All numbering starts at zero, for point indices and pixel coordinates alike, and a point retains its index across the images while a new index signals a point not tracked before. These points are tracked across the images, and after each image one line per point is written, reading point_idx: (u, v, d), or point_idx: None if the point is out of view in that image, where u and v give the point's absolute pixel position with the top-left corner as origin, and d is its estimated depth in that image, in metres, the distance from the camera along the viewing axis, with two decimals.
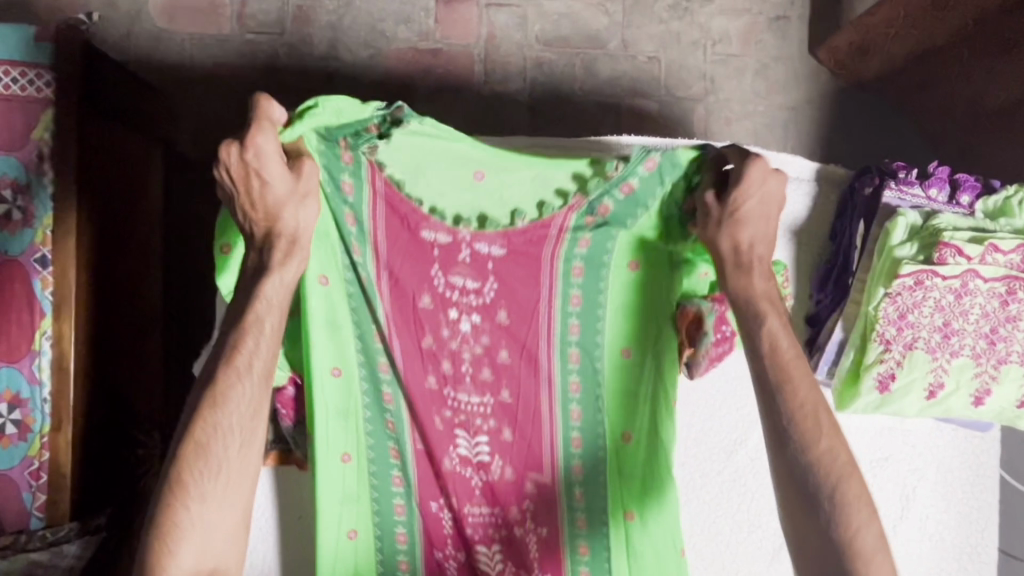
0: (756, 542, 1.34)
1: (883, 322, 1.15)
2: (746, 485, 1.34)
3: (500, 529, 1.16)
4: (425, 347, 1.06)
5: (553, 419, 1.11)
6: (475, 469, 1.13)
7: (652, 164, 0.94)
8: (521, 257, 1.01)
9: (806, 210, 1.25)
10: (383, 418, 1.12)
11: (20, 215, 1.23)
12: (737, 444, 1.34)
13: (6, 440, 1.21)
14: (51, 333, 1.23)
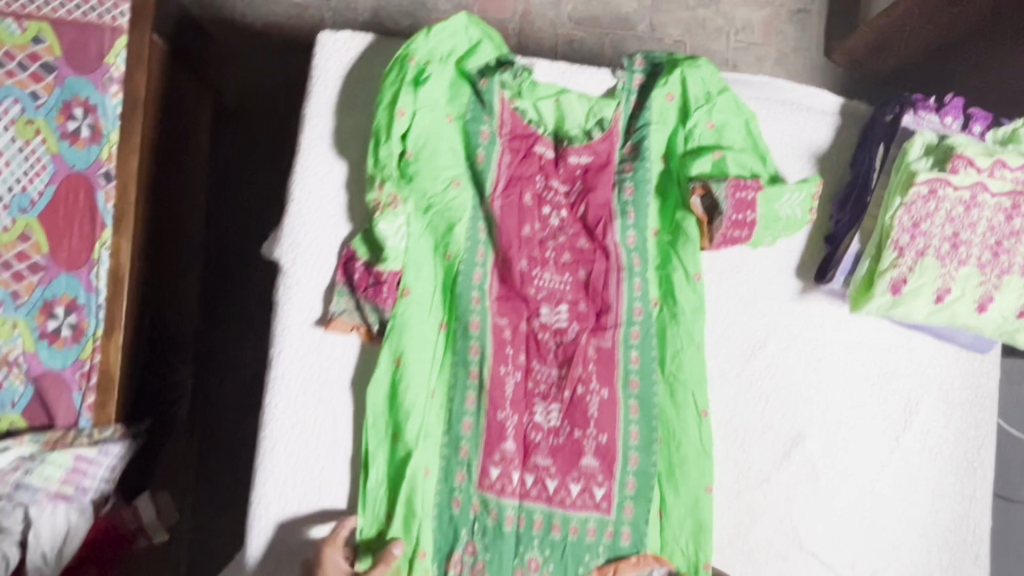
0: (764, 448, 1.19)
1: (898, 230, 1.15)
2: (766, 389, 1.20)
3: (564, 392, 1.19)
4: (524, 231, 1.22)
5: (621, 296, 1.21)
6: (548, 333, 1.20)
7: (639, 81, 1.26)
8: (603, 168, 1.24)
9: (828, 139, 1.28)
10: (473, 287, 1.20)
11: (88, 132, 1.30)
12: (755, 347, 1.21)
13: (61, 341, 1.28)
14: (110, 245, 1.30)
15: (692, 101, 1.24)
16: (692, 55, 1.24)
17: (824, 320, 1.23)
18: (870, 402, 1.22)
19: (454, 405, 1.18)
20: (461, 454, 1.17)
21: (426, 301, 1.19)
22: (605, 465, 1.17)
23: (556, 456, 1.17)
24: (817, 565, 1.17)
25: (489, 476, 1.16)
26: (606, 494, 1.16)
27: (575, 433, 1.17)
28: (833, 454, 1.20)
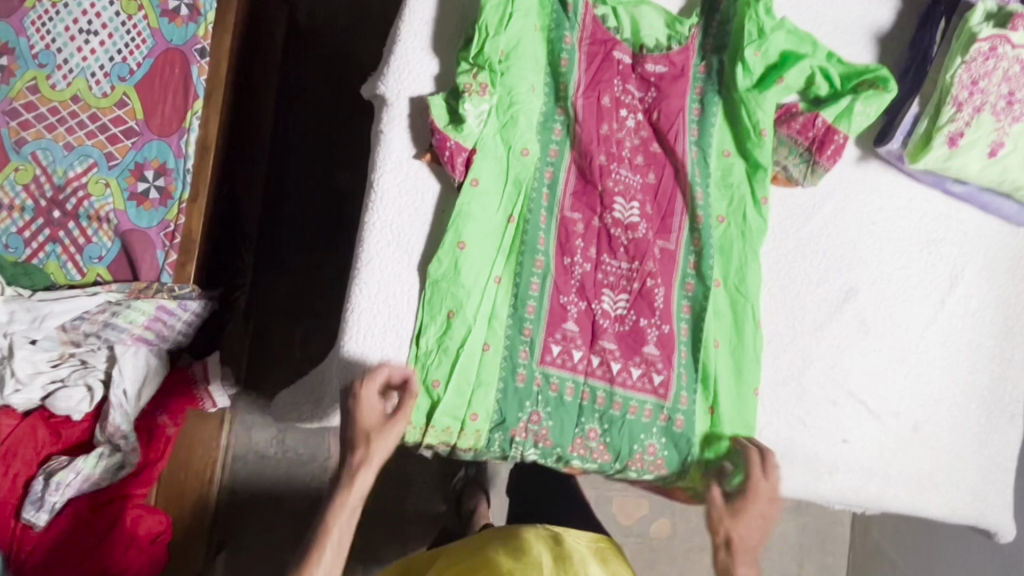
0: (814, 303, 1.04)
1: (957, 86, 0.95)
2: (826, 248, 1.05)
3: (633, 283, 1.01)
4: (602, 131, 1.01)
5: (687, 194, 1.02)
6: (622, 229, 1.01)
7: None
8: (679, 79, 1.03)
9: (891, 18, 1.07)
10: (545, 183, 1.00)
11: (187, 11, 1.40)
12: (815, 206, 1.05)
13: (148, 203, 1.36)
14: (200, 114, 1.38)
15: (743, 39, 1.01)
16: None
17: (882, 186, 1.06)
18: (917, 265, 1.06)
19: (518, 287, 0.99)
20: (525, 333, 0.99)
21: (494, 192, 0.99)
22: (665, 353, 1.00)
23: (620, 340, 1.00)
24: (865, 415, 1.03)
25: (550, 355, 0.99)
26: (665, 381, 1.00)
27: (639, 321, 1.00)
28: (882, 311, 1.05)
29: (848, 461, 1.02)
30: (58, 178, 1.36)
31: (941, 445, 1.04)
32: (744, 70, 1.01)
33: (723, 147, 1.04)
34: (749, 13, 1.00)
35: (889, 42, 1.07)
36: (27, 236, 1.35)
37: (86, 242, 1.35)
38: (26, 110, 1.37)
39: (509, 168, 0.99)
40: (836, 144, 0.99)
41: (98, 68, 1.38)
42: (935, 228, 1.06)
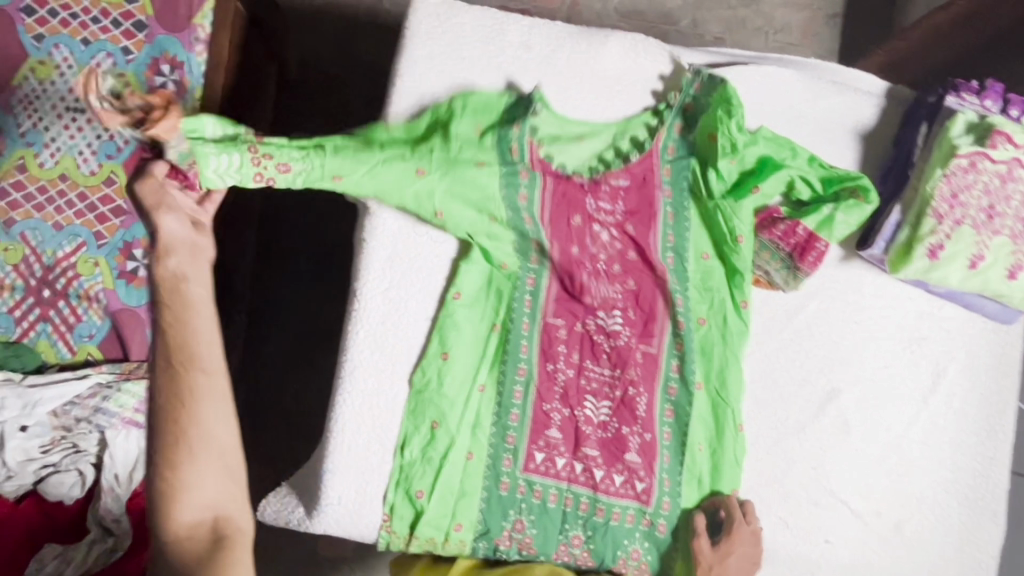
0: (796, 404, 1.06)
1: (937, 199, 0.95)
2: (807, 350, 1.06)
3: (615, 390, 1.03)
4: (575, 247, 1.03)
5: (664, 301, 1.04)
6: (604, 336, 1.04)
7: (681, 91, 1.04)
8: (648, 188, 1.05)
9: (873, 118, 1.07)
10: (526, 291, 1.04)
11: (173, 87, 1.36)
12: (797, 308, 1.06)
13: (138, 281, 1.36)
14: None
15: (716, 152, 1.01)
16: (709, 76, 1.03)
17: (865, 287, 1.07)
18: (899, 364, 1.07)
19: (500, 401, 1.02)
20: (508, 441, 1.01)
21: (476, 305, 1.04)
22: (647, 460, 1.02)
23: (602, 446, 1.02)
24: (847, 514, 1.05)
25: (532, 462, 1.01)
26: (647, 488, 1.02)
27: (620, 428, 1.02)
28: (866, 413, 1.06)
29: (830, 562, 1.04)
30: (47, 258, 1.36)
31: (924, 543, 1.05)
32: (716, 175, 1.02)
33: (700, 249, 1.06)
34: (723, 127, 1.00)
35: (873, 138, 1.07)
36: (18, 315, 1.35)
37: (75, 321, 1.36)
38: (14, 189, 1.36)
39: (480, 294, 1.04)
40: (817, 251, 0.99)
41: (85, 146, 1.37)
42: (919, 327, 1.07)
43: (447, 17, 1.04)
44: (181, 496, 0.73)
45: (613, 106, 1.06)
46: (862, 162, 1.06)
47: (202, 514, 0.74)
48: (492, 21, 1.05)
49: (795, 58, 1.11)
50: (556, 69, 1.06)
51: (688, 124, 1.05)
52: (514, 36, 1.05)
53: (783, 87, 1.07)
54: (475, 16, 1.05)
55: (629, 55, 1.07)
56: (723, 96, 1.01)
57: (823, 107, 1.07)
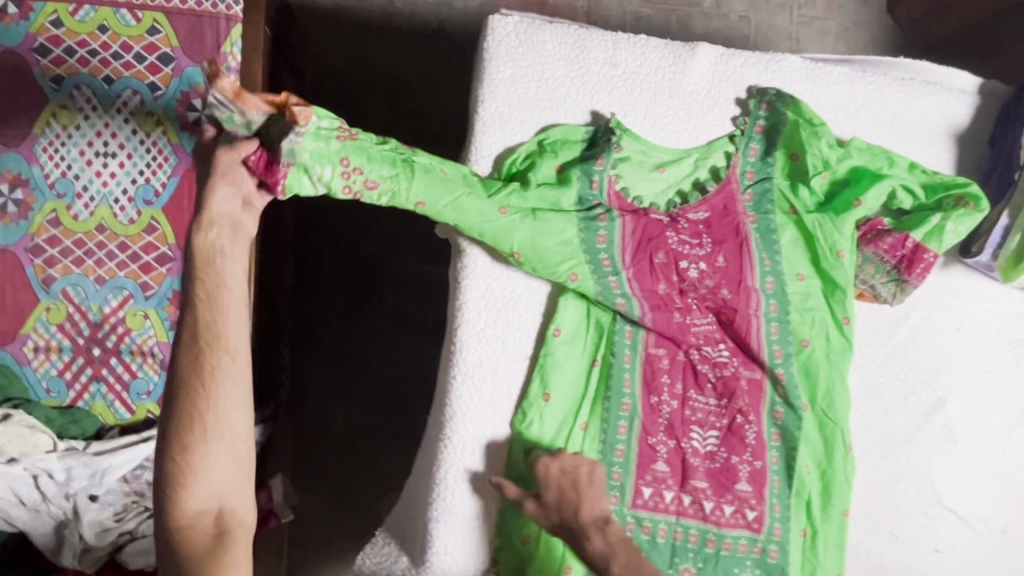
0: (905, 416, 1.03)
1: None
2: (910, 364, 1.03)
3: (723, 419, 0.97)
4: (661, 293, 0.95)
5: (759, 329, 0.96)
6: (708, 365, 0.97)
7: (767, 107, 0.98)
8: (727, 214, 0.97)
9: (967, 119, 1.04)
10: (622, 329, 0.96)
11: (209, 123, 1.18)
12: (900, 319, 1.03)
13: None
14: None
15: (807, 171, 0.97)
16: (784, 96, 0.98)
17: (965, 293, 1.04)
18: (1003, 367, 1.05)
19: (604, 444, 0.94)
20: (614, 480, 0.93)
21: (566, 363, 0.96)
22: (756, 488, 0.95)
23: (711, 477, 0.95)
24: (956, 522, 1.04)
25: (642, 501, 0.93)
26: (759, 516, 0.95)
27: (729, 456, 0.96)
28: (971, 420, 1.04)
29: (940, 570, 1.04)
30: (93, 314, 1.17)
31: None
32: (808, 190, 0.98)
33: (796, 269, 0.98)
34: (812, 148, 0.97)
35: (969, 138, 1.04)
36: (70, 377, 1.18)
37: (131, 379, 1.18)
38: (48, 244, 1.17)
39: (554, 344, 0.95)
40: (926, 262, 0.96)
41: (121, 193, 1.17)
42: (1017, 327, 1.05)
43: (529, 37, 0.97)
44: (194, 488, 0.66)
45: (704, 122, 0.99)
46: (959, 164, 1.03)
47: (208, 503, 0.67)
48: (575, 37, 0.98)
49: (883, 57, 1.05)
50: (642, 86, 0.98)
51: (767, 144, 0.98)
52: (598, 53, 0.98)
53: (878, 89, 1.02)
54: (557, 33, 0.98)
55: (719, 66, 1.00)
56: (797, 118, 0.97)
57: (917, 107, 1.03)
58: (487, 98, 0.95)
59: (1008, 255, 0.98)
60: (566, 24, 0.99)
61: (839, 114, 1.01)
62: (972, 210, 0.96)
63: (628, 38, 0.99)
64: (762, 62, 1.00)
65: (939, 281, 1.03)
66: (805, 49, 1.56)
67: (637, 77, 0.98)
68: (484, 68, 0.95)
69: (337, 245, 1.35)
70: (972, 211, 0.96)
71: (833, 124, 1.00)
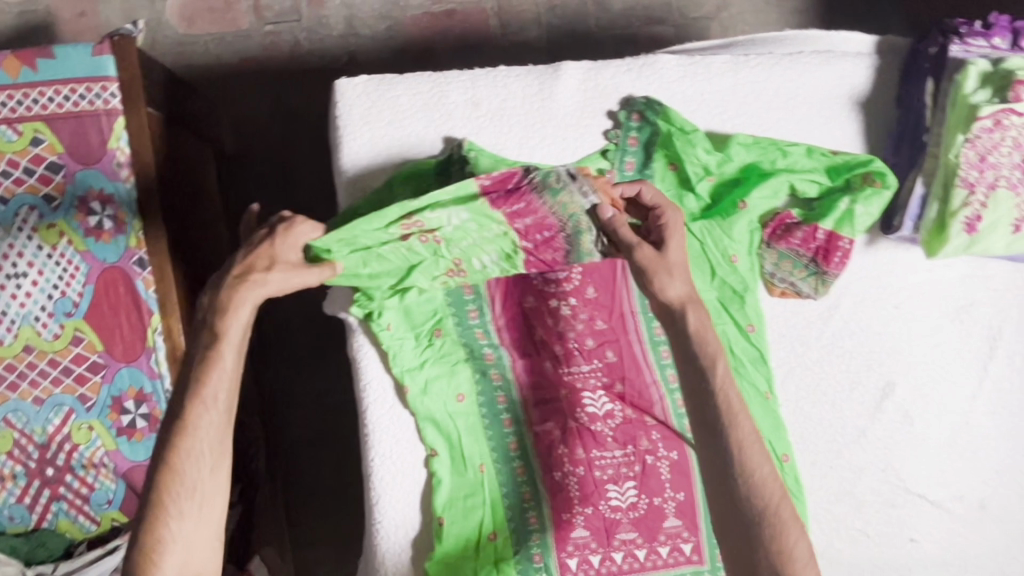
0: (852, 407, 0.97)
1: (964, 167, 0.85)
2: (851, 355, 0.97)
3: (634, 467, 0.93)
4: (538, 342, 0.93)
5: (648, 360, 0.93)
6: (600, 422, 0.93)
7: (638, 117, 0.92)
8: None
9: (868, 83, 0.95)
10: (500, 411, 0.93)
11: (110, 224, 1.13)
12: (830, 310, 0.96)
13: (139, 434, 1.16)
14: (161, 328, 1.15)
15: (689, 179, 0.91)
16: (649, 103, 0.92)
17: (899, 269, 0.97)
18: (951, 339, 0.98)
19: (518, 535, 0.93)
20: (536, 560, 0.92)
21: (456, 452, 0.92)
22: (687, 519, 0.95)
23: (637, 526, 0.94)
24: (927, 507, 0.99)
25: (568, 570, 0.93)
26: (696, 547, 0.95)
27: (651, 500, 0.94)
28: (926, 399, 0.98)
29: (919, 559, 0.99)
30: (39, 437, 1.16)
31: (1012, 518, 0.99)
32: (694, 198, 0.91)
33: (689, 286, 0.93)
34: (689, 156, 0.90)
35: (874, 103, 0.95)
36: (29, 501, 1.17)
37: (90, 491, 1.17)
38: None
39: (451, 426, 0.92)
40: (842, 250, 0.90)
41: (40, 310, 1.14)
42: (962, 293, 0.98)
43: (380, 96, 0.91)
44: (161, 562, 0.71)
45: (581, 144, 0.93)
46: (867, 132, 0.95)
47: None
48: (430, 83, 0.92)
49: (767, 34, 0.98)
50: (510, 121, 0.92)
51: (645, 155, 0.92)
52: (457, 95, 0.92)
53: (765, 71, 0.95)
54: (409, 83, 0.92)
55: (588, 83, 0.93)
56: (669, 127, 0.91)
57: (812, 81, 0.96)
58: (351, 170, 0.91)
59: (931, 224, 0.89)
60: (418, 72, 0.93)
61: (728, 106, 0.94)
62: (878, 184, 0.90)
63: (486, 73, 0.92)
64: (634, 68, 0.94)
65: (875, 263, 0.96)
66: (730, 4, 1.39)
67: (503, 113, 0.92)
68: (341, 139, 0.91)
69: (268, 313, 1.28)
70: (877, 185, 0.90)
71: (723, 121, 0.94)
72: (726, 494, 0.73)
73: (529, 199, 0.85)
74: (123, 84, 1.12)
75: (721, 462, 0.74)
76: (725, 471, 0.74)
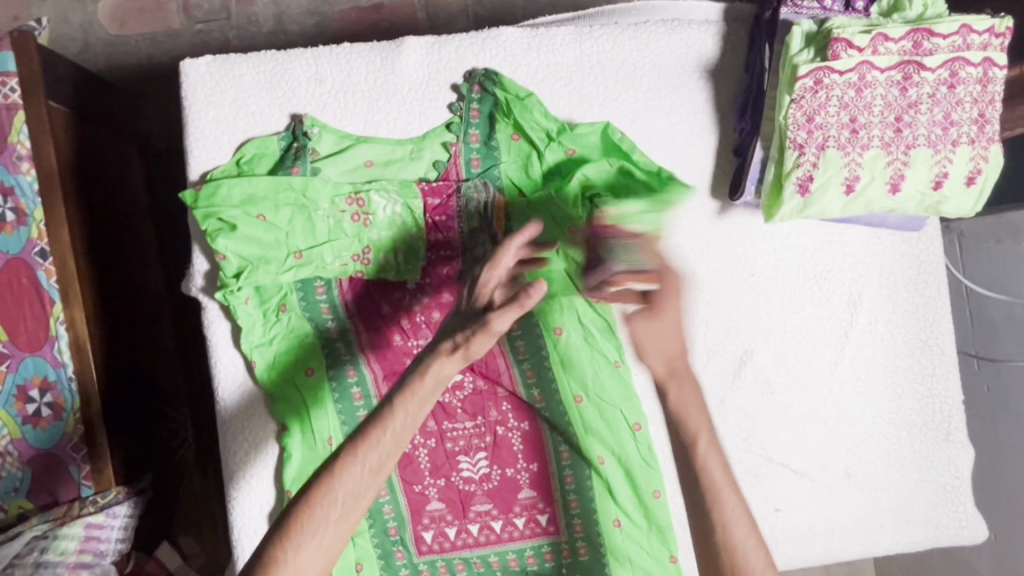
0: (710, 374, 0.97)
1: (792, 128, 0.84)
2: (710, 323, 0.97)
3: (486, 438, 0.93)
4: (385, 314, 0.94)
5: (496, 330, 0.94)
6: (449, 393, 0.93)
7: (479, 90, 0.93)
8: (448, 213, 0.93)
9: (716, 51, 0.96)
10: (350, 384, 0.93)
11: (12, 215, 1.16)
12: (684, 278, 0.96)
13: (43, 422, 1.19)
14: (63, 318, 1.18)
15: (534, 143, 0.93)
16: (489, 73, 0.93)
17: (754, 235, 0.96)
18: (810, 305, 0.97)
19: (369, 508, 0.93)
20: (392, 533, 0.94)
21: (306, 426, 0.92)
22: (542, 491, 0.95)
23: (493, 497, 0.94)
24: (791, 476, 0.97)
25: (424, 542, 0.94)
26: (552, 518, 0.95)
27: (504, 471, 0.94)
28: (788, 368, 0.98)
29: (785, 530, 0.97)
30: None
31: (880, 487, 0.98)
32: (540, 163, 0.94)
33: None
34: (528, 122, 0.93)
35: (722, 72, 0.96)
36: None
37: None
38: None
39: (300, 400, 0.92)
40: None
41: None
42: (821, 260, 0.97)
43: (223, 74, 0.93)
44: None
45: (426, 116, 0.93)
46: (716, 99, 0.96)
47: None
48: (272, 61, 0.93)
49: (617, 5, 0.98)
50: (354, 97, 0.93)
51: (488, 126, 0.94)
52: (300, 73, 0.93)
53: (610, 41, 0.95)
54: (254, 62, 0.93)
55: (430, 58, 0.94)
56: (507, 95, 0.93)
57: (660, 49, 0.96)
58: (197, 150, 0.93)
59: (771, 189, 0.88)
60: (262, 51, 0.94)
61: (572, 76, 0.95)
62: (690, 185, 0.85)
63: (329, 50, 0.94)
64: (477, 41, 0.94)
65: (738, 232, 0.96)
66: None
67: (347, 89, 0.93)
68: (187, 118, 0.92)
69: None
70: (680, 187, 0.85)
71: (567, 91, 0.95)
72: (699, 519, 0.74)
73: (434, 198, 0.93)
74: (23, 77, 1.14)
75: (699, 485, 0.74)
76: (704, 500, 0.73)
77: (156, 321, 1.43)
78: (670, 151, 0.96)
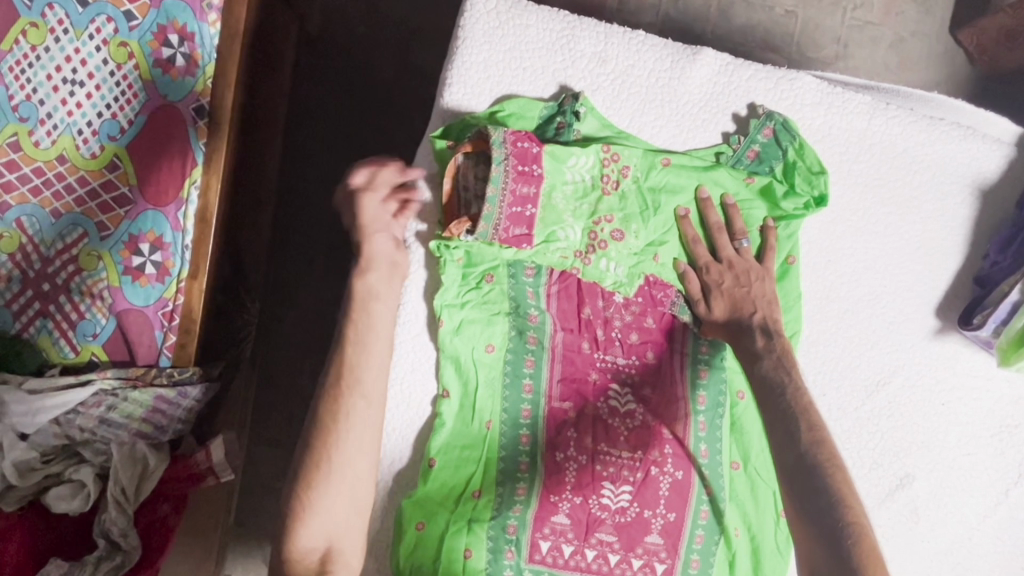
0: (870, 483, 0.92)
1: None
2: (889, 436, 0.93)
3: (637, 473, 0.89)
4: (583, 320, 0.89)
5: (681, 375, 0.91)
6: (619, 418, 0.90)
7: (770, 133, 0.89)
8: (683, 251, 0.90)
9: (995, 175, 0.93)
10: (524, 375, 0.89)
11: (182, 62, 0.97)
12: (877, 385, 0.93)
13: (142, 278, 0.96)
14: (199, 184, 0.97)
15: (789, 196, 0.89)
16: (784, 123, 0.89)
17: (958, 365, 0.94)
18: (984, 453, 0.95)
19: (500, 503, 0.87)
20: (509, 532, 0.86)
21: (468, 401, 0.88)
22: (670, 541, 0.89)
23: (620, 531, 0.88)
24: None
25: (538, 552, 0.87)
26: (669, 570, 0.89)
27: (641, 511, 0.89)
28: (940, 501, 0.94)
29: None
30: (46, 249, 0.96)
31: None
32: (788, 226, 0.90)
33: (706, 217, 0.89)
34: (799, 180, 0.89)
35: (991, 196, 0.94)
36: (15, 308, 0.95)
37: (77, 319, 0.96)
38: (5, 170, 0.95)
39: (472, 373, 0.88)
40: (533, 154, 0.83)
41: (84, 124, 0.96)
42: (1009, 409, 0.95)
43: (511, 18, 0.87)
44: (306, 522, 0.71)
45: (694, 136, 0.90)
46: (976, 223, 0.93)
47: (318, 541, 0.72)
48: (564, 23, 0.88)
49: (910, 92, 0.97)
50: (632, 89, 0.89)
51: (758, 170, 0.90)
52: (588, 46, 0.89)
53: (900, 126, 0.92)
54: (544, 17, 0.88)
55: (721, 77, 0.90)
56: (797, 160, 0.89)
57: (940, 151, 0.93)
58: (457, 87, 0.86)
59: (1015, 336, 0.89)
60: (554, 9, 0.89)
61: (851, 147, 0.91)
62: (759, 206, 0.90)
63: (624, 34, 0.89)
64: (773, 78, 0.91)
65: (946, 357, 0.94)
66: (853, 57, 1.34)
67: (633, 80, 0.89)
68: (455, 50, 0.86)
69: (324, 196, 1.30)
70: (761, 209, 0.90)
71: (839, 160, 0.91)
72: (815, 506, 0.70)
73: (667, 288, 0.90)
74: None
75: (807, 466, 0.73)
76: (814, 492, 0.71)
77: (261, 211, 1.22)
78: (915, 256, 0.93)
